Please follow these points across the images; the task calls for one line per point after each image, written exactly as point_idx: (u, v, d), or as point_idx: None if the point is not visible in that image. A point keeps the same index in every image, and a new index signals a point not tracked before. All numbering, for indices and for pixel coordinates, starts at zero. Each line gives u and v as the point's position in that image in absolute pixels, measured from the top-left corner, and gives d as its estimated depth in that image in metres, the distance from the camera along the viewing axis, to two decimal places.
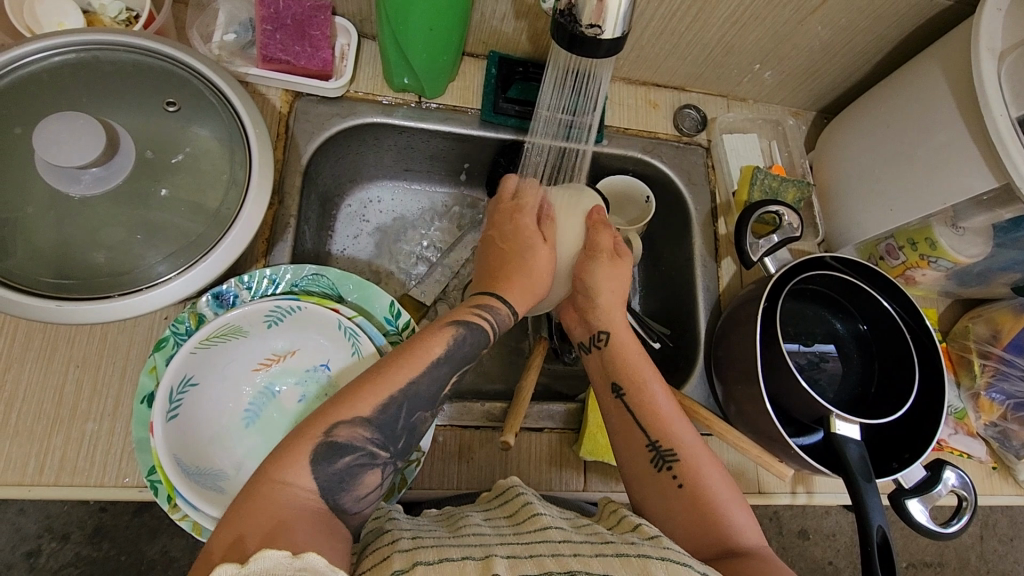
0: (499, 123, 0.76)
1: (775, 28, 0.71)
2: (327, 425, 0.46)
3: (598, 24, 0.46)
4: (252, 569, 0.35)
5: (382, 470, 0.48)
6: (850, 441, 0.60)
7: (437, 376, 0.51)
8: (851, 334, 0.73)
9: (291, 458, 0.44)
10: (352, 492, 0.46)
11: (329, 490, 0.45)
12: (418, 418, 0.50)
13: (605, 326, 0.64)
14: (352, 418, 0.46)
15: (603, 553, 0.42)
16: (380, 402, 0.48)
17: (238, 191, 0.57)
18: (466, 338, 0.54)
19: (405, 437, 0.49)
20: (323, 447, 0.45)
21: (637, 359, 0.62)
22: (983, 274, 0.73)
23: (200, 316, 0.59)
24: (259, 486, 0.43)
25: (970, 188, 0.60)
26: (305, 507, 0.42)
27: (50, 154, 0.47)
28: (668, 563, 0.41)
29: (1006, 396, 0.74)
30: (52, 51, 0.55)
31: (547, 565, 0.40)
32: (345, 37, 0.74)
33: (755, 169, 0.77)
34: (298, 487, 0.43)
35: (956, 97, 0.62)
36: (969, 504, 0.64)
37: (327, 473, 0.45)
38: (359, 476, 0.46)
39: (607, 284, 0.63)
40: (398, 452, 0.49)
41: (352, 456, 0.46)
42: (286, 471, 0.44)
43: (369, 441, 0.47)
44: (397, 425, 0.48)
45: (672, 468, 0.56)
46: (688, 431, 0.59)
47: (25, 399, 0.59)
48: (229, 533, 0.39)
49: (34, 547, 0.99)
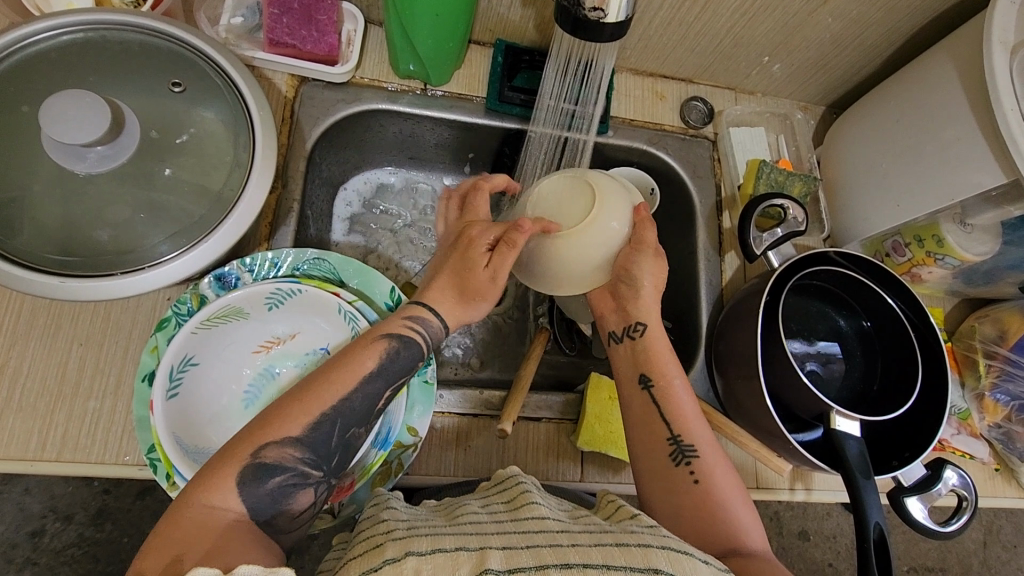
0: (504, 112, 0.76)
1: (784, 19, 0.71)
2: (254, 446, 0.46)
3: (601, 8, 0.46)
4: None
5: (315, 489, 0.48)
6: (849, 438, 0.60)
7: (372, 392, 0.51)
8: (855, 330, 0.72)
9: (216, 481, 0.44)
10: (283, 512, 0.46)
11: (257, 510, 0.45)
12: (352, 434, 0.50)
13: (642, 318, 0.62)
14: (281, 439, 0.46)
15: (602, 542, 0.42)
16: (311, 422, 0.47)
17: (241, 173, 0.57)
18: (400, 353, 0.53)
19: (339, 454, 0.49)
20: (251, 469, 0.45)
21: (668, 355, 0.62)
22: (989, 274, 0.72)
23: (201, 297, 0.59)
24: (185, 511, 0.42)
25: (978, 185, 0.60)
26: (231, 528, 0.42)
27: (57, 131, 0.48)
28: (667, 551, 0.41)
29: (1010, 397, 0.73)
30: (61, 30, 0.55)
31: (543, 555, 0.40)
32: (352, 23, 0.74)
33: (761, 163, 0.77)
34: (226, 510, 0.43)
35: (966, 91, 0.61)
36: (970, 504, 0.64)
37: (257, 493, 0.45)
38: (290, 495, 0.46)
39: (650, 277, 0.62)
40: (332, 470, 0.49)
41: (283, 477, 0.46)
42: (211, 493, 0.44)
43: (301, 461, 0.47)
44: (331, 442, 0.48)
45: (691, 465, 0.56)
46: (705, 430, 0.59)
47: (29, 376, 0.59)
48: (163, 554, 0.39)
49: (38, 527, 1.00)
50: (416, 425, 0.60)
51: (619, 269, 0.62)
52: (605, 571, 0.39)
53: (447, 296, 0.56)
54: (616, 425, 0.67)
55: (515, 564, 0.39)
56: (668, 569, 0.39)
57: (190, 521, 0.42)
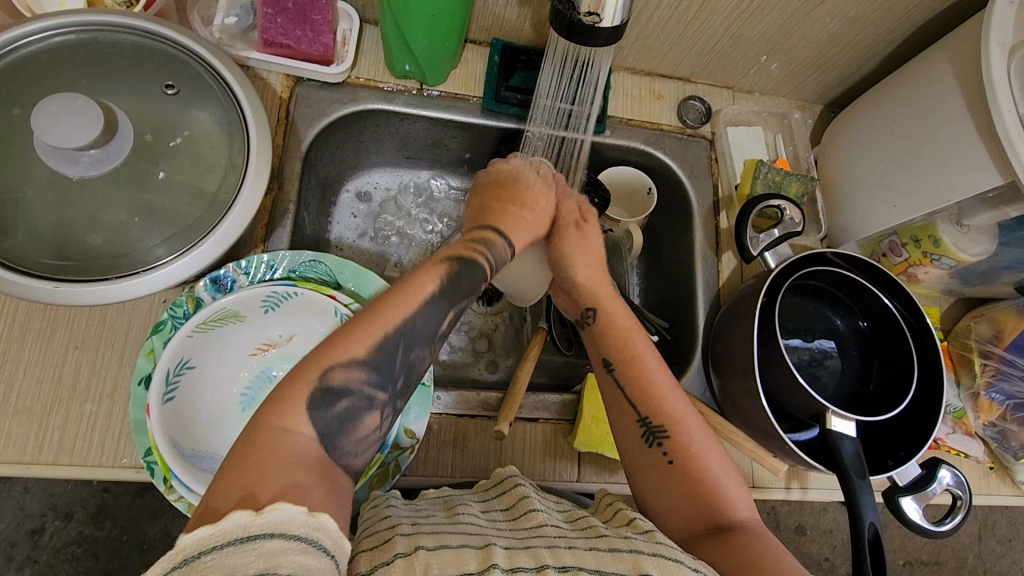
0: (501, 111, 0.76)
1: (782, 18, 0.70)
2: (321, 368, 0.43)
3: (597, 12, 0.45)
4: (267, 520, 0.33)
5: (381, 413, 0.45)
6: (846, 438, 0.60)
7: (434, 313, 0.49)
8: (851, 330, 0.73)
9: (289, 404, 0.41)
10: (351, 436, 0.43)
11: (328, 436, 0.42)
12: (416, 357, 0.48)
13: (590, 303, 0.65)
14: (349, 360, 0.44)
15: (596, 548, 0.42)
16: (374, 344, 0.45)
17: (236, 174, 0.57)
18: (462, 274, 0.53)
19: (403, 377, 0.47)
20: (318, 393, 0.42)
21: (628, 333, 0.62)
22: (986, 273, 0.72)
23: (197, 300, 0.59)
24: (259, 437, 0.40)
25: (974, 186, 0.60)
26: (307, 457, 0.40)
27: (49, 134, 0.47)
28: (658, 558, 0.41)
29: (1005, 396, 0.73)
30: (51, 31, 0.55)
31: (543, 557, 0.40)
32: (347, 22, 0.73)
33: (759, 163, 0.77)
34: (298, 435, 0.41)
35: (964, 91, 0.61)
36: (964, 503, 0.64)
37: (326, 418, 0.42)
38: (357, 418, 0.44)
39: (579, 253, 0.66)
40: (396, 393, 0.47)
41: (351, 401, 0.43)
42: (282, 417, 0.41)
43: (367, 383, 0.44)
44: (394, 364, 0.46)
45: (663, 445, 0.55)
46: (683, 406, 0.58)
47: (24, 379, 0.59)
48: (234, 487, 0.36)
49: (37, 526, 1.01)
50: (413, 427, 0.60)
51: (554, 254, 0.67)
52: None
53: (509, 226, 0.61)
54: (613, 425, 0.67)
55: (517, 564, 0.39)
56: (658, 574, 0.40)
57: (270, 445, 0.39)
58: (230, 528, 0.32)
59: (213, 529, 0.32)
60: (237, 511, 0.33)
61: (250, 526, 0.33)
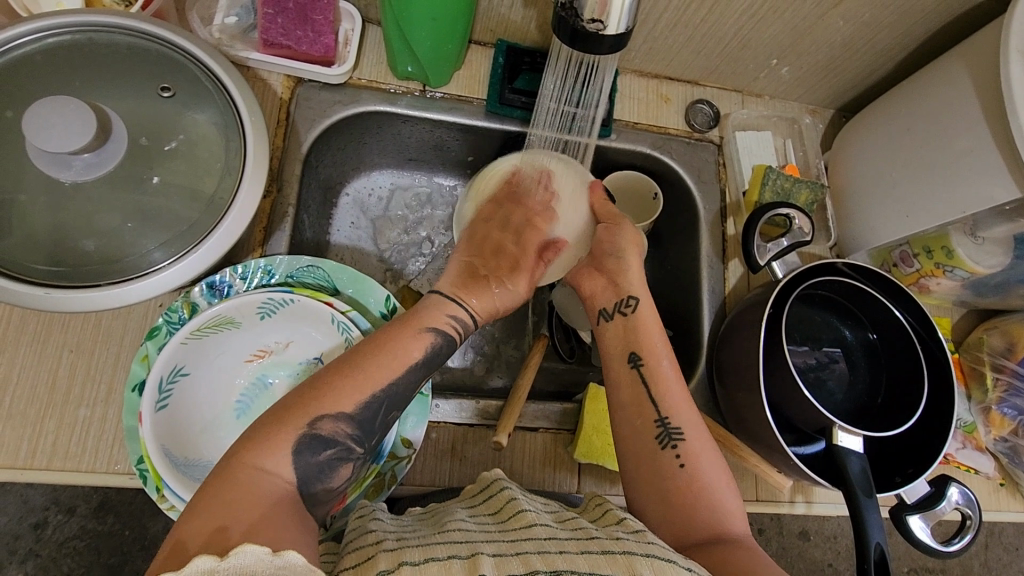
0: (505, 114, 0.74)
1: (794, 22, 0.69)
2: (308, 416, 0.45)
3: (601, 20, 0.44)
4: (230, 564, 0.34)
5: (354, 465, 0.47)
6: (852, 454, 0.58)
7: (415, 379, 0.51)
8: (860, 342, 0.71)
9: (271, 445, 0.43)
10: (326, 484, 0.45)
11: (305, 480, 0.44)
12: (393, 418, 0.50)
13: (634, 293, 0.62)
14: (336, 412, 0.46)
15: (588, 550, 0.41)
16: (363, 401, 0.47)
17: (233, 178, 0.56)
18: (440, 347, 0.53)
19: (379, 435, 0.49)
20: (307, 438, 0.44)
21: (657, 335, 0.60)
22: (1001, 286, 0.70)
23: (193, 306, 0.59)
24: (238, 475, 0.41)
25: (992, 198, 0.57)
26: (279, 497, 0.42)
27: (41, 139, 0.46)
28: (651, 559, 0.41)
29: (1018, 412, 0.71)
30: (45, 32, 0.54)
31: (532, 562, 0.39)
32: (349, 22, 0.72)
33: (768, 169, 0.75)
34: (276, 476, 0.43)
35: (981, 100, 0.59)
36: (973, 522, 0.62)
37: (306, 463, 0.44)
38: (335, 470, 0.45)
39: (631, 249, 0.63)
40: (370, 449, 0.48)
41: (334, 450, 0.45)
42: (264, 457, 0.43)
43: (350, 436, 0.46)
44: (376, 423, 0.48)
45: (677, 448, 0.54)
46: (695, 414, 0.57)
47: (19, 383, 0.59)
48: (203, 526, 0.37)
49: (39, 519, 0.89)
50: (411, 436, 0.59)
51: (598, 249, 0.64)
52: None
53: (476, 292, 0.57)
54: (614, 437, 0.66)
55: (506, 569, 0.38)
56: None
57: (245, 485, 0.41)
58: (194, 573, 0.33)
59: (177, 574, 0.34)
60: (200, 556, 0.34)
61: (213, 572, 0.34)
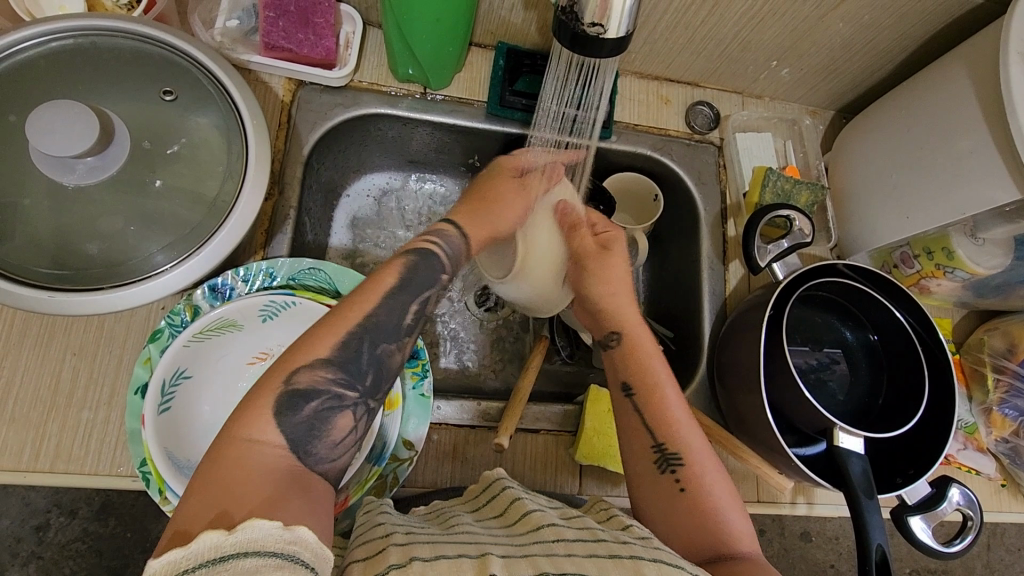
0: (506, 116, 0.75)
1: (794, 23, 0.69)
2: (286, 372, 0.44)
3: (601, 23, 0.44)
4: (237, 540, 0.32)
5: (353, 413, 0.45)
6: (853, 455, 0.59)
7: (396, 306, 0.49)
8: (861, 343, 0.71)
9: (254, 413, 0.42)
10: (323, 439, 0.43)
11: (299, 441, 0.42)
12: (383, 352, 0.47)
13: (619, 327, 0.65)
14: (311, 361, 0.44)
15: (595, 553, 0.41)
16: (339, 341, 0.46)
17: (234, 182, 0.56)
18: (419, 266, 0.53)
19: (371, 375, 0.46)
20: (285, 397, 0.43)
21: (651, 364, 0.61)
22: (1001, 287, 0.70)
23: (195, 309, 0.59)
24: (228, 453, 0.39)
25: (991, 200, 0.58)
26: (274, 469, 0.40)
27: (44, 142, 0.47)
28: (658, 565, 0.40)
29: (1019, 412, 0.71)
30: (49, 37, 0.54)
31: (541, 565, 0.39)
32: (350, 25, 0.72)
33: (768, 170, 0.75)
34: (265, 444, 0.41)
35: (981, 102, 0.59)
36: (974, 524, 0.62)
37: (293, 421, 0.42)
38: (329, 420, 0.43)
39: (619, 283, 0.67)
40: (367, 391, 0.46)
41: (319, 401, 0.43)
42: (251, 427, 0.41)
43: (334, 381, 0.45)
44: (361, 361, 0.46)
45: (676, 472, 0.54)
46: (695, 437, 0.57)
47: (22, 386, 0.59)
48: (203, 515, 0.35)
49: (42, 522, 0.88)
50: (412, 437, 0.59)
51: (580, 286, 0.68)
52: None
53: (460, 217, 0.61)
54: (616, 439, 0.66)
55: (514, 570, 0.38)
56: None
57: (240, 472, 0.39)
58: (200, 551, 0.31)
59: (184, 552, 0.31)
60: (207, 533, 0.32)
61: (218, 549, 0.32)
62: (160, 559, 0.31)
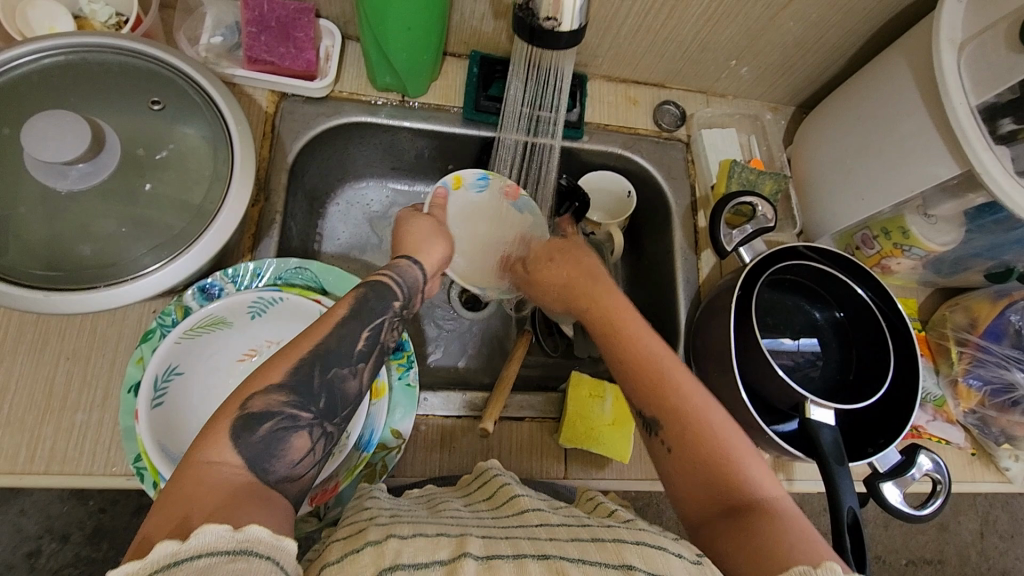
0: (481, 120, 0.78)
1: (748, 23, 0.73)
2: (241, 399, 0.44)
3: (555, 17, 0.48)
4: (193, 544, 0.33)
5: (309, 434, 0.45)
6: (824, 426, 0.60)
7: (348, 334, 0.50)
8: (830, 322, 0.74)
9: (211, 437, 0.42)
10: (281, 458, 0.43)
11: (256, 460, 0.42)
12: (335, 375, 0.48)
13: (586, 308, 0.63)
14: (264, 387, 0.45)
15: (579, 537, 0.42)
16: (291, 366, 0.46)
17: (221, 185, 0.59)
18: (370, 298, 0.53)
19: (325, 396, 0.47)
20: (240, 421, 0.43)
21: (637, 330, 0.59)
22: (956, 263, 0.75)
23: (185, 309, 0.61)
24: (201, 467, 0.40)
25: (935, 176, 0.61)
26: (235, 482, 0.40)
27: (38, 149, 0.49)
28: (640, 546, 0.41)
29: (983, 382, 0.74)
30: (42, 53, 0.57)
31: (521, 546, 0.40)
32: (329, 38, 0.76)
33: (733, 162, 0.79)
34: (223, 464, 0.41)
35: (919, 87, 0.63)
36: (943, 488, 0.65)
37: (250, 442, 0.42)
38: (285, 440, 0.44)
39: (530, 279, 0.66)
40: (322, 413, 0.47)
41: (273, 422, 0.44)
42: (208, 451, 0.41)
43: (287, 404, 0.45)
44: (314, 384, 0.46)
45: (662, 434, 0.52)
46: (685, 390, 0.54)
47: (17, 391, 0.61)
48: (192, 504, 0.37)
49: (34, 547, 1.00)
50: (399, 426, 0.62)
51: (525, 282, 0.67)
52: (581, 566, 0.38)
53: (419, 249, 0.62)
54: (598, 422, 0.68)
55: (493, 551, 0.39)
56: (641, 565, 0.39)
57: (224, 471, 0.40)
58: (154, 560, 0.32)
59: (140, 563, 0.32)
60: (164, 541, 0.33)
61: (177, 554, 0.33)
62: (118, 568, 0.33)
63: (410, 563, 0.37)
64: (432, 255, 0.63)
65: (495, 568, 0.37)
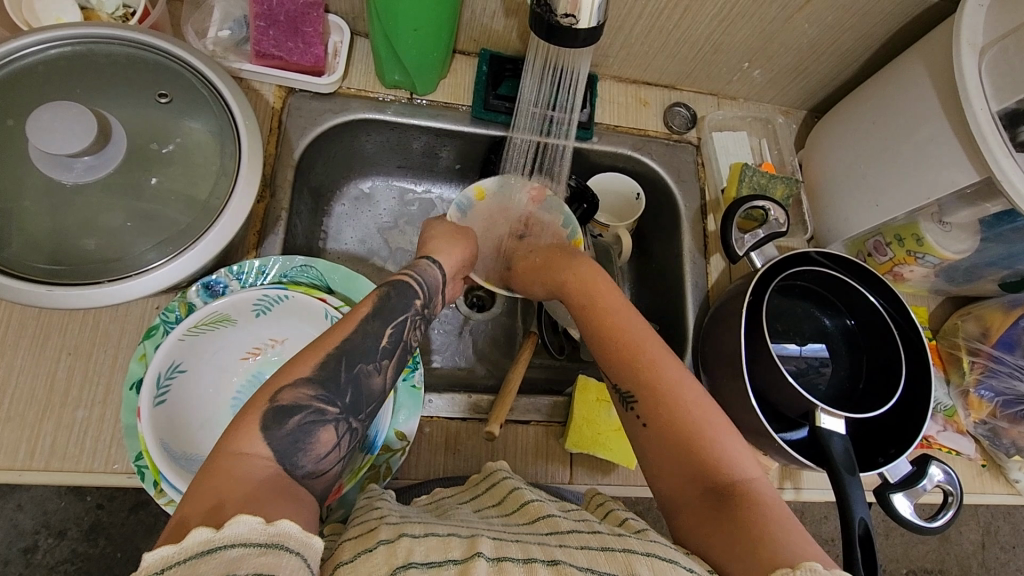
0: (490, 119, 0.77)
1: (762, 25, 0.72)
2: (271, 392, 0.43)
3: (574, 14, 0.47)
4: (228, 534, 0.33)
5: (335, 428, 0.44)
6: (835, 435, 0.59)
7: (371, 333, 0.49)
8: (839, 329, 0.73)
9: (243, 431, 0.41)
10: (308, 452, 0.42)
11: (284, 454, 0.41)
12: (361, 371, 0.47)
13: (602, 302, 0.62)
14: (293, 381, 0.44)
15: (589, 546, 0.41)
16: (318, 361, 0.46)
17: (226, 181, 0.58)
18: (392, 297, 0.52)
19: (353, 392, 0.46)
20: (269, 412, 0.42)
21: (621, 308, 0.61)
22: (970, 271, 0.74)
23: (189, 305, 0.60)
24: (203, 470, 0.39)
25: (952, 183, 0.60)
26: (264, 476, 0.39)
27: (43, 141, 0.48)
28: (651, 558, 0.40)
29: (995, 393, 0.73)
30: (48, 44, 0.56)
31: (531, 551, 0.39)
32: (338, 34, 0.75)
33: (744, 166, 0.78)
34: (253, 455, 0.40)
35: (938, 93, 0.62)
36: (955, 499, 0.64)
37: (278, 436, 0.41)
38: (312, 434, 0.43)
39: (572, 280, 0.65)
40: (349, 408, 0.46)
41: (302, 416, 0.43)
42: (241, 442, 0.40)
43: (315, 398, 0.44)
44: (340, 379, 0.46)
45: (635, 408, 0.54)
46: (663, 369, 0.55)
47: (17, 385, 0.60)
48: (193, 506, 0.35)
49: (30, 544, 0.99)
50: (404, 428, 0.61)
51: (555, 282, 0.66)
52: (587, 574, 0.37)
53: (438, 251, 0.61)
54: (604, 427, 0.67)
55: (504, 553, 0.38)
56: None
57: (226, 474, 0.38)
58: (192, 544, 0.32)
59: (175, 548, 0.32)
60: (198, 528, 0.33)
61: (212, 542, 0.32)
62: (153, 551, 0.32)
63: (423, 561, 0.37)
64: (455, 257, 0.62)
65: (507, 570, 0.37)
